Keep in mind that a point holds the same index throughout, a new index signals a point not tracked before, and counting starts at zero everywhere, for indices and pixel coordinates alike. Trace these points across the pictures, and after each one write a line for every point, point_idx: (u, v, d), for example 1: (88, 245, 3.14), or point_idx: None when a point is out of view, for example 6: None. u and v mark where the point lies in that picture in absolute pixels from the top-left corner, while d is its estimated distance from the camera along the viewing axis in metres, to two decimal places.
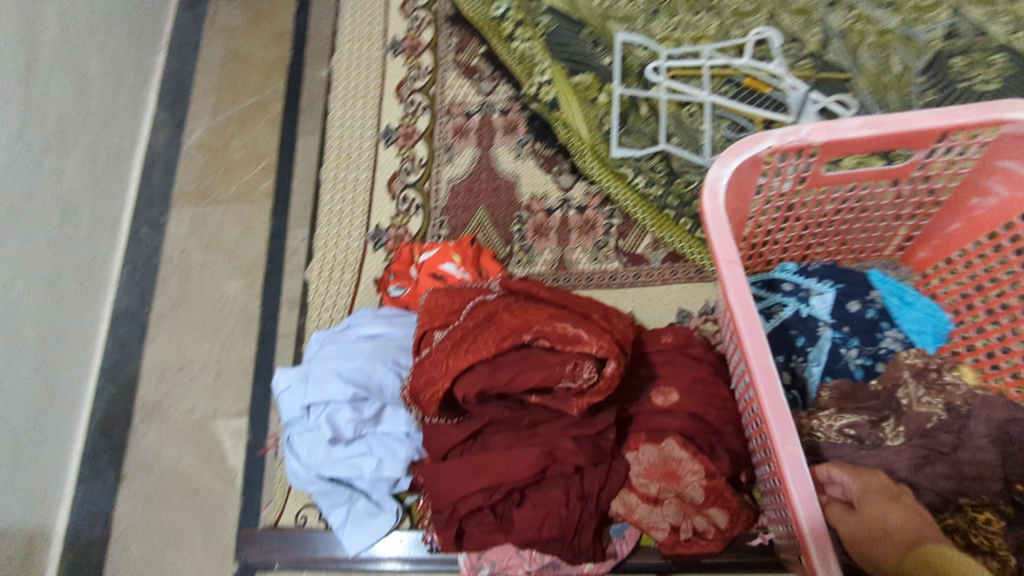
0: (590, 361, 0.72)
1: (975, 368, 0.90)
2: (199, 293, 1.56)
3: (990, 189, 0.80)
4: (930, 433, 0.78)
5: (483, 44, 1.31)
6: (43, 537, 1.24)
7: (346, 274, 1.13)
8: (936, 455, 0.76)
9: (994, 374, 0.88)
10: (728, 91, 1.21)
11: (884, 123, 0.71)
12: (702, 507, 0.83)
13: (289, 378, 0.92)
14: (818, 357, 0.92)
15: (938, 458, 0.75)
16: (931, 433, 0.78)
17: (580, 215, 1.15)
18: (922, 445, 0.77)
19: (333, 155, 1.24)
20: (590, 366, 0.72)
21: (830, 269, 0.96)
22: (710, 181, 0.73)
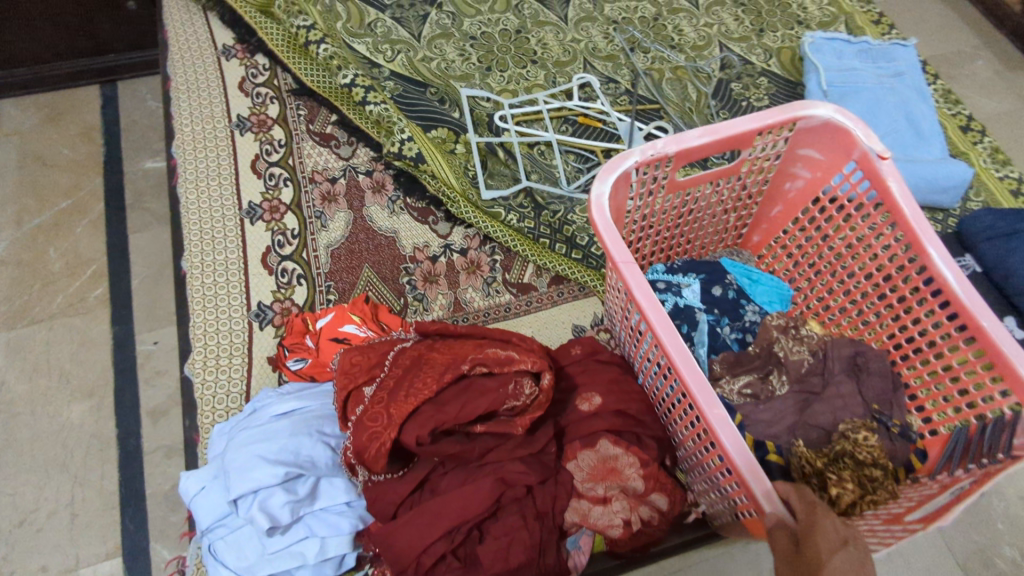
0: (528, 376, 0.76)
1: (820, 322, 1.08)
2: (31, 425, 1.46)
3: (797, 174, 1.00)
4: (807, 377, 0.94)
5: (333, 112, 1.34)
6: None
7: (234, 359, 1.06)
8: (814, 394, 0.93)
9: (834, 322, 1.06)
10: (568, 129, 1.36)
11: (717, 131, 0.86)
12: (645, 495, 0.88)
13: (201, 480, 0.84)
14: (701, 340, 1.03)
15: (816, 398, 0.92)
16: (806, 376, 0.94)
17: (464, 257, 1.20)
18: (802, 389, 0.93)
19: (195, 240, 1.17)
20: (530, 381, 0.76)
21: (690, 264, 1.11)
22: (595, 199, 0.82)
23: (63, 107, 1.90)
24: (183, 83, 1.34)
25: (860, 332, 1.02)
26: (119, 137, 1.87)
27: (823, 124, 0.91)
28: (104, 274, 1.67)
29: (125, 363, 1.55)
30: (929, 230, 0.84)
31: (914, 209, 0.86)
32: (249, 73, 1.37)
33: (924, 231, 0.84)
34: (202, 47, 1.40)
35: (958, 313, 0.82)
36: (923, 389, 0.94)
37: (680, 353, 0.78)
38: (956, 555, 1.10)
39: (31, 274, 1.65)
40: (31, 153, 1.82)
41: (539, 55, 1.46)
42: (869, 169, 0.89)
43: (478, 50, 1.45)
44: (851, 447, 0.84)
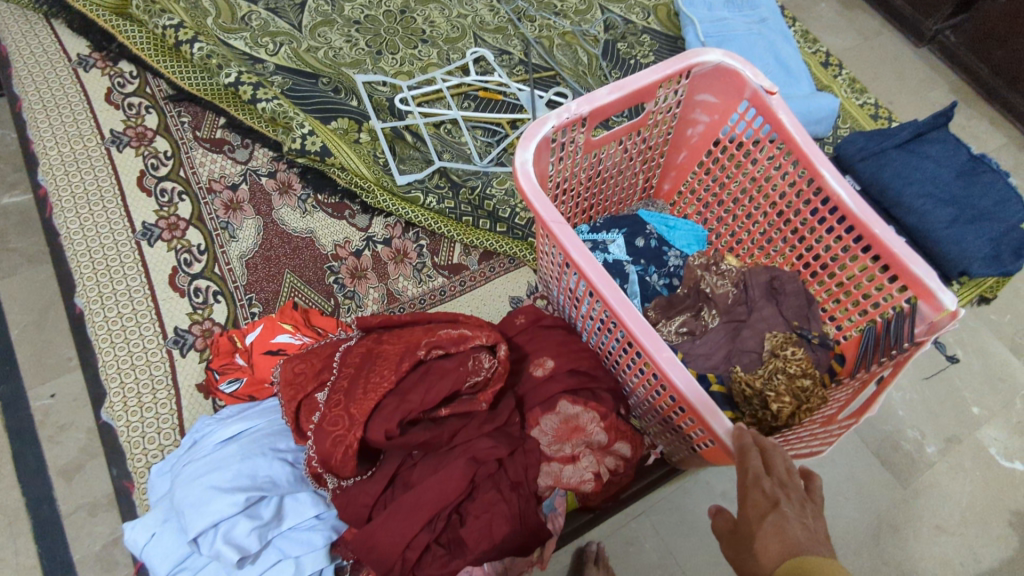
0: (484, 351, 0.75)
1: (736, 255, 1.13)
2: None
3: (697, 119, 1.02)
4: (733, 307, 0.99)
5: (221, 115, 1.24)
6: None
7: (159, 393, 0.97)
8: (742, 322, 0.98)
9: (748, 253, 1.11)
10: (470, 105, 1.34)
11: (624, 87, 0.88)
12: (610, 446, 0.90)
13: (150, 527, 0.77)
14: (634, 291, 1.07)
15: (744, 325, 0.97)
16: (732, 305, 0.99)
17: (388, 247, 1.16)
18: (731, 319, 0.98)
19: (86, 272, 1.05)
20: (487, 355, 0.75)
21: (611, 220, 1.13)
22: (519, 166, 0.81)
23: None
24: (39, 102, 1.20)
25: (771, 258, 1.08)
26: None
27: (715, 68, 0.93)
28: None
29: (22, 425, 1.39)
30: (821, 153, 0.88)
31: (805, 136, 0.89)
32: (114, 83, 1.24)
33: (817, 154, 0.88)
34: (52, 59, 1.25)
35: (856, 227, 0.88)
36: (833, 302, 1.01)
37: (623, 305, 0.79)
38: (878, 447, 1.21)
39: None
40: None
41: (428, 33, 1.43)
42: (761, 106, 0.92)
43: (365, 34, 1.40)
44: (783, 364, 0.90)
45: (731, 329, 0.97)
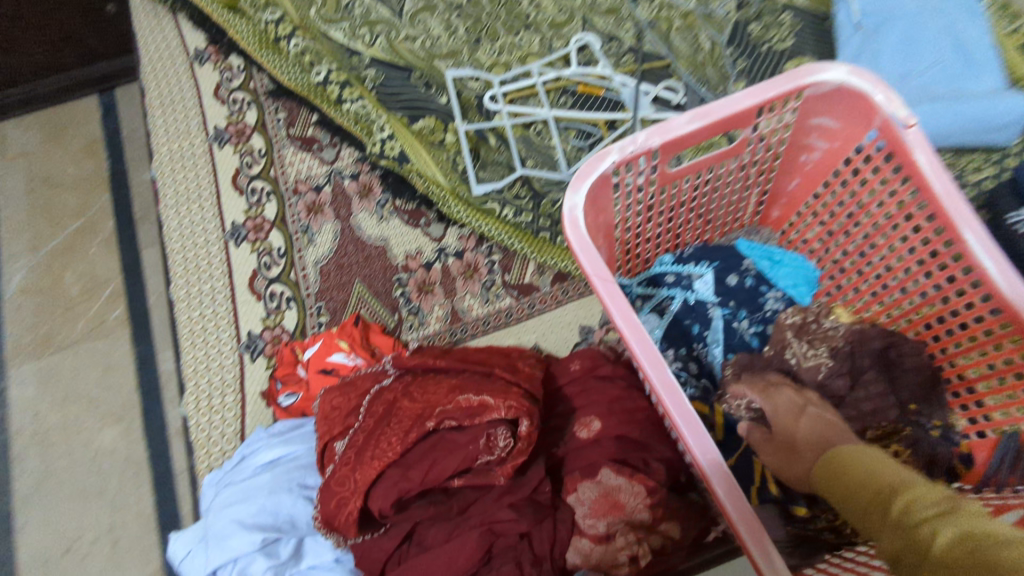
0: (502, 426, 0.67)
1: (849, 307, 0.93)
2: (69, 454, 1.51)
3: (813, 145, 0.85)
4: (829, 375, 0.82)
5: (314, 111, 1.24)
6: None
7: (228, 395, 1.02)
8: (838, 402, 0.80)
9: (865, 305, 0.90)
10: (567, 102, 1.22)
11: (710, 113, 0.74)
12: (656, 525, 0.79)
13: (187, 544, 0.81)
14: (716, 338, 0.92)
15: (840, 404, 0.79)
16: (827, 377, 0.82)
17: (460, 260, 1.10)
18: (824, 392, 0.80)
19: (180, 270, 1.12)
20: (504, 432, 0.67)
21: (702, 250, 0.98)
22: (567, 212, 0.72)
23: (63, 122, 1.88)
24: (157, 98, 1.28)
25: (897, 318, 0.86)
26: (121, 149, 1.85)
27: (838, 91, 0.76)
28: (121, 293, 1.67)
29: (150, 384, 1.57)
30: (965, 210, 0.68)
31: (946, 183, 0.69)
32: (223, 77, 1.28)
33: (956, 211, 0.68)
34: (173, 53, 1.32)
35: (1001, 310, 0.67)
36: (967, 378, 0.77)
37: (662, 377, 0.65)
38: None
39: (53, 300, 1.68)
40: (40, 174, 1.82)
41: (532, 17, 1.30)
42: (892, 138, 0.73)
43: (466, 21, 1.29)
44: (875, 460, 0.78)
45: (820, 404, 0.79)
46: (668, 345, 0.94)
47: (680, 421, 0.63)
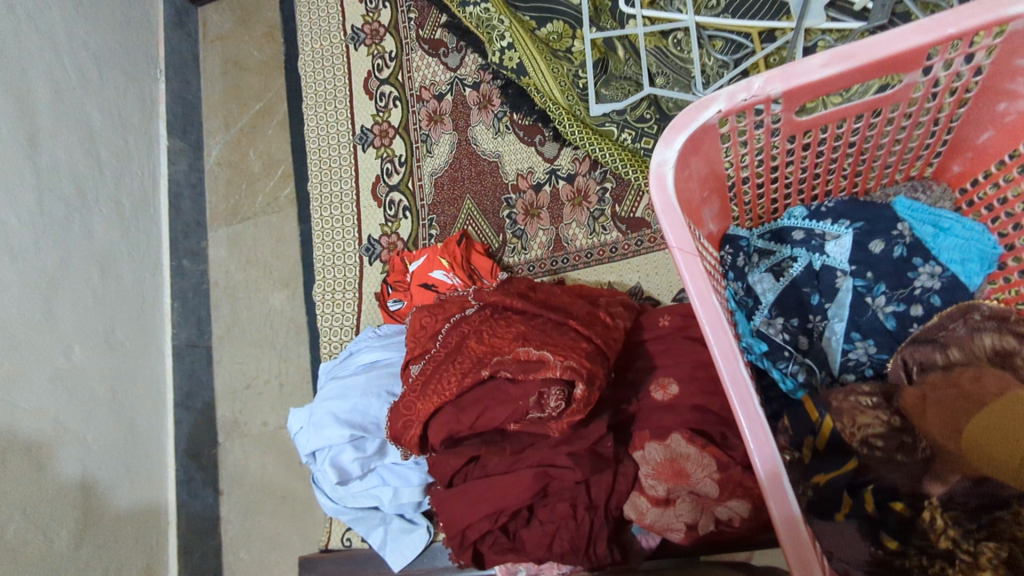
0: (556, 386, 0.67)
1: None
2: (249, 308, 1.80)
3: (1016, 92, 0.65)
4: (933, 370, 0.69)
5: (443, 11, 1.20)
6: (165, 523, 1.52)
7: (348, 292, 1.13)
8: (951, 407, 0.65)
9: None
10: (719, 3, 1.04)
11: (856, 56, 0.58)
12: (721, 499, 0.76)
13: (299, 421, 0.95)
14: (840, 313, 0.81)
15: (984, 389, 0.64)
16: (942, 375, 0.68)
17: (570, 184, 1.06)
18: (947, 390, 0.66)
19: (317, 169, 1.21)
20: (557, 393, 0.67)
21: (845, 206, 0.82)
22: (655, 168, 0.63)
23: (249, 5, 2.03)
24: None
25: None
26: (293, 33, 1.96)
27: None
28: (290, 174, 1.86)
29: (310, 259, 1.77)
30: None
31: None
32: None
33: None
34: None
35: None
36: None
37: (732, 367, 0.59)
38: None
39: (240, 174, 1.92)
40: (230, 58, 2.02)
41: None
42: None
43: None
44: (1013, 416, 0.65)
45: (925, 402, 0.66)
46: (778, 312, 0.83)
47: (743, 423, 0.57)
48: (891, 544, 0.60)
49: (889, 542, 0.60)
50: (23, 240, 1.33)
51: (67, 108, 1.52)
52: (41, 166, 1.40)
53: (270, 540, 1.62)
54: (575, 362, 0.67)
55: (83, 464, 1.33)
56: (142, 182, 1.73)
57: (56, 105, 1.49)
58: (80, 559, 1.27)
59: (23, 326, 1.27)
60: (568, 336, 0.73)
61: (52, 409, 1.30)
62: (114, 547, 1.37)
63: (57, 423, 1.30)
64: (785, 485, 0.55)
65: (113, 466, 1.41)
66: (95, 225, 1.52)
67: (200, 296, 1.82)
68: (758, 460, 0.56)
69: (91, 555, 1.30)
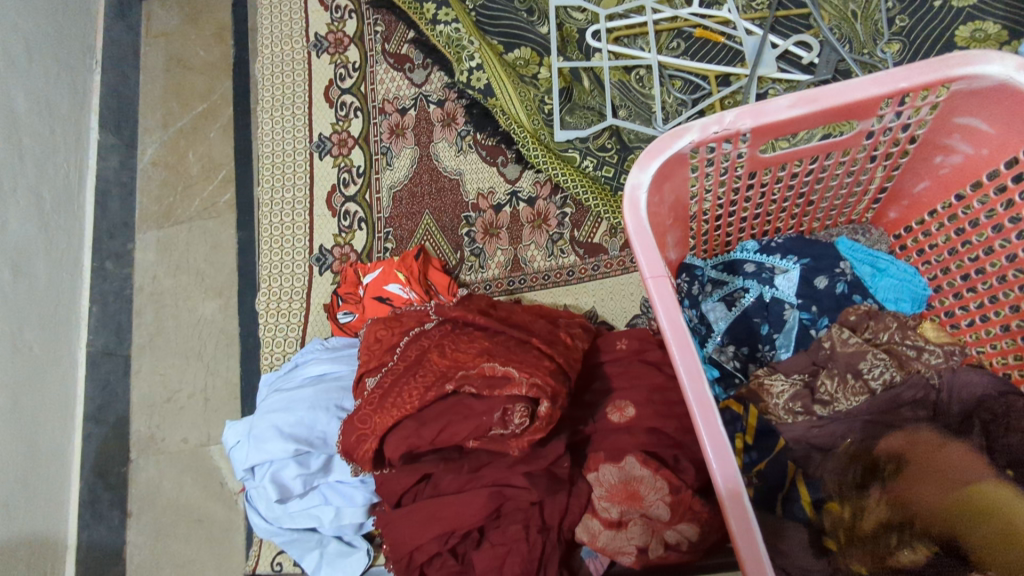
0: (521, 403, 0.66)
1: (947, 326, 0.83)
2: (175, 317, 1.69)
3: (953, 147, 0.71)
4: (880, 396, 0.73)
5: (411, 28, 1.20)
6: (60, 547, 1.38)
7: (294, 303, 1.08)
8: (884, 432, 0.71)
9: (970, 328, 0.80)
10: (679, 47, 1.11)
11: (819, 100, 0.63)
12: (671, 522, 0.76)
13: (236, 434, 0.89)
14: (786, 344, 0.84)
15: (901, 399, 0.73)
16: (893, 407, 0.73)
17: (530, 207, 1.07)
18: (887, 423, 0.72)
19: (267, 173, 1.16)
20: (522, 410, 0.66)
21: (793, 243, 0.88)
22: (629, 192, 0.65)
23: (200, 4, 1.96)
24: None
25: (990, 353, 0.78)
26: (246, 37, 1.90)
27: (997, 88, 0.61)
28: (232, 179, 1.79)
29: (248, 269, 1.70)
30: None
31: None
32: None
33: None
34: None
35: None
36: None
37: (697, 388, 0.60)
38: None
39: (175, 176, 1.82)
40: (174, 55, 1.93)
41: None
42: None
43: None
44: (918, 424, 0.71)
45: (872, 430, 0.72)
46: (730, 341, 0.87)
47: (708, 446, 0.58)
48: (832, 544, 0.65)
49: (829, 544, 0.65)
50: None
51: None
52: None
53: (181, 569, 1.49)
54: (538, 380, 0.67)
55: None
56: (66, 174, 1.61)
57: None
58: None
59: None
60: (534, 356, 0.73)
61: None
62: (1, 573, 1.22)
63: None
64: (746, 505, 0.55)
65: (7, 482, 1.27)
66: (11, 216, 1.40)
67: (121, 301, 1.70)
68: (719, 477, 0.56)
69: None
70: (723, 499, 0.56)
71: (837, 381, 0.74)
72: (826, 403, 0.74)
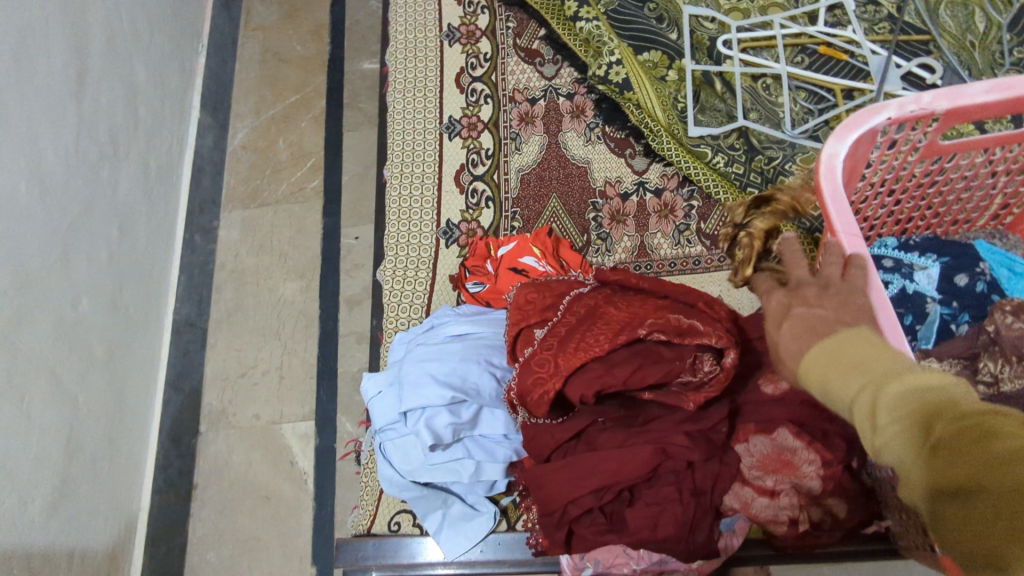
0: (710, 353, 0.69)
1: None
2: (256, 295, 1.71)
3: None
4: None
5: (542, 26, 1.27)
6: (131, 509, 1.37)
7: (421, 272, 1.11)
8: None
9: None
10: (802, 61, 1.17)
11: (1014, 87, 0.67)
12: (820, 497, 0.78)
13: (378, 385, 0.91)
14: (927, 336, 0.87)
15: None
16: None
17: (657, 198, 1.11)
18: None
19: (397, 150, 1.21)
20: (711, 359, 0.69)
21: (932, 242, 0.91)
22: (825, 159, 0.69)
23: (300, 3, 2.05)
24: None
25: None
26: (343, 36, 1.98)
27: None
28: (321, 167, 1.83)
29: (331, 254, 1.73)
30: None
31: None
32: None
33: None
34: None
35: None
36: None
37: None
38: None
39: (264, 160, 1.87)
40: (271, 48, 2.01)
41: None
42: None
43: None
44: None
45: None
46: None
47: None
48: None
49: None
50: (54, 176, 1.24)
51: (115, 56, 1.47)
52: (84, 106, 1.34)
53: (245, 546, 1.47)
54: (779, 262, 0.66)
55: (69, 427, 1.20)
56: (167, 147, 1.66)
57: (108, 50, 1.44)
58: (47, 531, 1.12)
59: (40, 262, 1.18)
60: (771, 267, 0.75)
61: (51, 358, 1.18)
62: (81, 525, 1.22)
63: (51, 375, 1.18)
64: None
65: (94, 434, 1.28)
66: (121, 178, 1.44)
67: (204, 275, 1.72)
68: None
69: (57, 528, 1.15)
70: None
71: (1002, 362, 0.73)
72: (990, 384, 0.74)
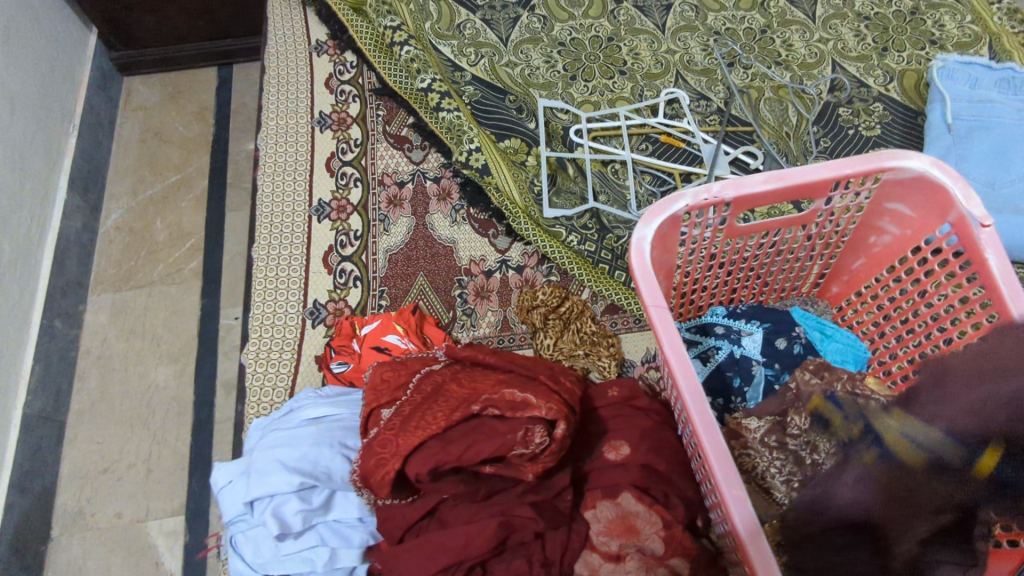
0: (541, 425, 0.72)
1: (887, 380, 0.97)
2: (123, 382, 1.62)
3: (884, 229, 0.88)
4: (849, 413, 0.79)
5: (411, 114, 1.34)
6: None
7: (285, 353, 1.10)
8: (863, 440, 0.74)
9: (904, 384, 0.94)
10: (647, 148, 1.29)
11: (786, 178, 0.78)
12: (664, 558, 0.80)
13: (229, 474, 0.88)
14: (755, 395, 0.96)
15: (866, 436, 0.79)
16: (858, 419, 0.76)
17: (519, 274, 1.17)
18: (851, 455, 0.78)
19: (265, 233, 1.21)
20: (542, 430, 0.71)
21: (755, 309, 1.01)
22: (635, 242, 0.77)
23: (184, 86, 2.06)
24: (275, 77, 1.40)
25: None
26: (229, 117, 2.00)
27: (920, 179, 0.79)
28: (200, 247, 1.80)
29: (209, 336, 1.67)
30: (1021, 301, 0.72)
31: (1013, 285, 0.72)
32: (336, 70, 1.40)
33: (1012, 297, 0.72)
34: (296, 39, 1.45)
35: None
36: None
37: (701, 410, 0.69)
38: None
39: (140, 241, 1.81)
40: (152, 128, 1.99)
41: (629, 65, 1.40)
42: (965, 235, 0.76)
43: (565, 57, 1.41)
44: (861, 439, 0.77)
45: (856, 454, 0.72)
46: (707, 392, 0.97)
47: (713, 458, 0.67)
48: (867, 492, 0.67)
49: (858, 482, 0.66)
50: None
51: None
52: None
53: None
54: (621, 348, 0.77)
55: None
56: (27, 229, 1.58)
57: None
58: None
59: None
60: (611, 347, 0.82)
61: None
62: None
63: None
64: (759, 529, 0.63)
65: None
66: None
67: (65, 363, 1.61)
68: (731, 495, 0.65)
69: None
70: (735, 514, 0.64)
71: (804, 417, 0.82)
72: (796, 436, 0.82)
